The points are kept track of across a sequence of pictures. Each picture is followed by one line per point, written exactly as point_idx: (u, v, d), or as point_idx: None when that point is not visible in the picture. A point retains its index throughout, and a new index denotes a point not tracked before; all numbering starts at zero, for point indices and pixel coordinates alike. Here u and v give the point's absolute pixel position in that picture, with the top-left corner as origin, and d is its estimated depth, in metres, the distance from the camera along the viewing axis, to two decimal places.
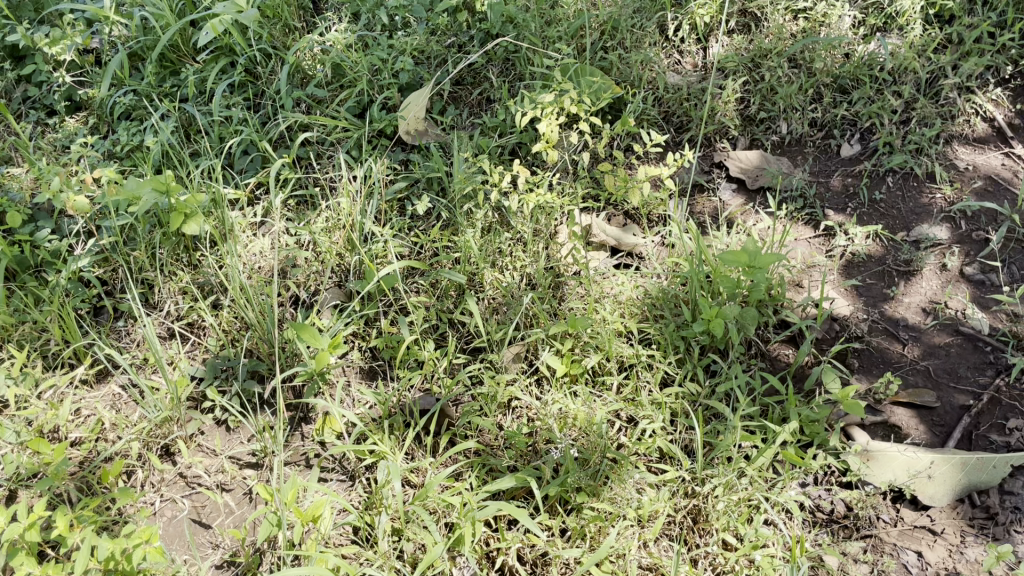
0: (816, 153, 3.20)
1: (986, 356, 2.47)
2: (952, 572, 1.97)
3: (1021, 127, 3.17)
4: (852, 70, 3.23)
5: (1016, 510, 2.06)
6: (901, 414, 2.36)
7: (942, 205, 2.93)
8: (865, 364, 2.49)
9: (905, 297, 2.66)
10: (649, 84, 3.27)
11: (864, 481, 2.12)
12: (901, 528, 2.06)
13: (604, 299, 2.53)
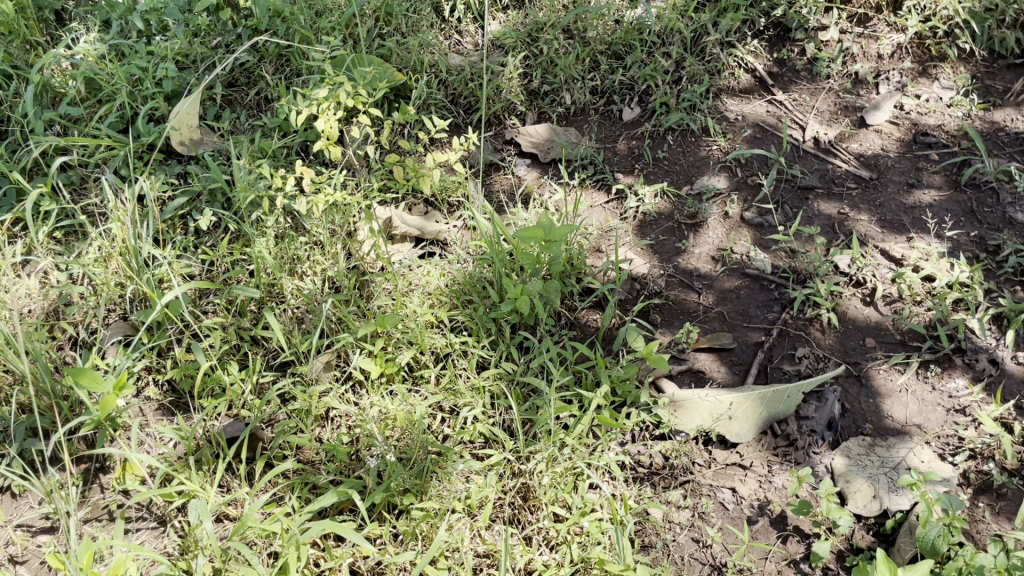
0: (600, 120, 3.31)
1: (772, 294, 2.65)
2: (763, 501, 2.10)
3: (779, 75, 3.40)
4: (623, 36, 3.37)
5: (812, 434, 2.23)
6: (703, 359, 2.49)
7: (718, 156, 3.11)
8: (667, 318, 2.60)
9: (695, 248, 2.81)
10: (432, 68, 3.24)
11: (675, 431, 2.21)
12: (715, 469, 2.17)
13: (412, 292, 2.46)
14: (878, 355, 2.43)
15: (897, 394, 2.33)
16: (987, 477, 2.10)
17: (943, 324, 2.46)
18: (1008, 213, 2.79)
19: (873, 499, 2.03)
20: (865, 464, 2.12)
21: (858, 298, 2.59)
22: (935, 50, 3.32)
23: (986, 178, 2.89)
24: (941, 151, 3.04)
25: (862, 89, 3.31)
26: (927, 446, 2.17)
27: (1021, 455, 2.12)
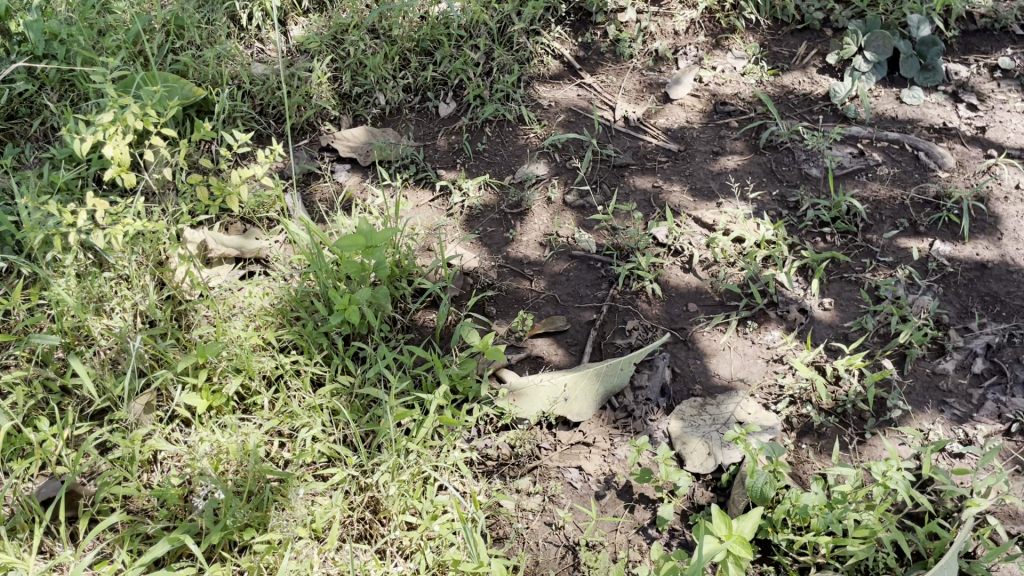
0: (416, 118, 3.27)
1: (598, 272, 2.72)
2: (609, 475, 2.15)
3: (586, 58, 3.50)
4: (430, 32, 3.36)
5: (648, 402, 2.31)
6: (541, 344, 2.52)
7: (536, 143, 3.16)
8: (502, 308, 2.62)
9: (522, 236, 2.85)
10: (234, 80, 3.11)
11: (518, 419, 2.23)
12: (560, 451, 2.21)
13: (234, 317, 2.35)
14: (701, 318, 2.55)
15: (721, 352, 2.45)
16: (806, 420, 2.25)
17: (755, 281, 2.62)
18: (804, 170, 2.99)
19: (708, 456, 2.13)
20: (698, 424, 2.22)
21: (677, 266, 2.71)
22: (724, 22, 3.51)
23: (781, 139, 3.08)
24: (739, 118, 3.22)
25: (663, 65, 3.46)
26: (752, 398, 2.30)
27: (833, 394, 2.29)
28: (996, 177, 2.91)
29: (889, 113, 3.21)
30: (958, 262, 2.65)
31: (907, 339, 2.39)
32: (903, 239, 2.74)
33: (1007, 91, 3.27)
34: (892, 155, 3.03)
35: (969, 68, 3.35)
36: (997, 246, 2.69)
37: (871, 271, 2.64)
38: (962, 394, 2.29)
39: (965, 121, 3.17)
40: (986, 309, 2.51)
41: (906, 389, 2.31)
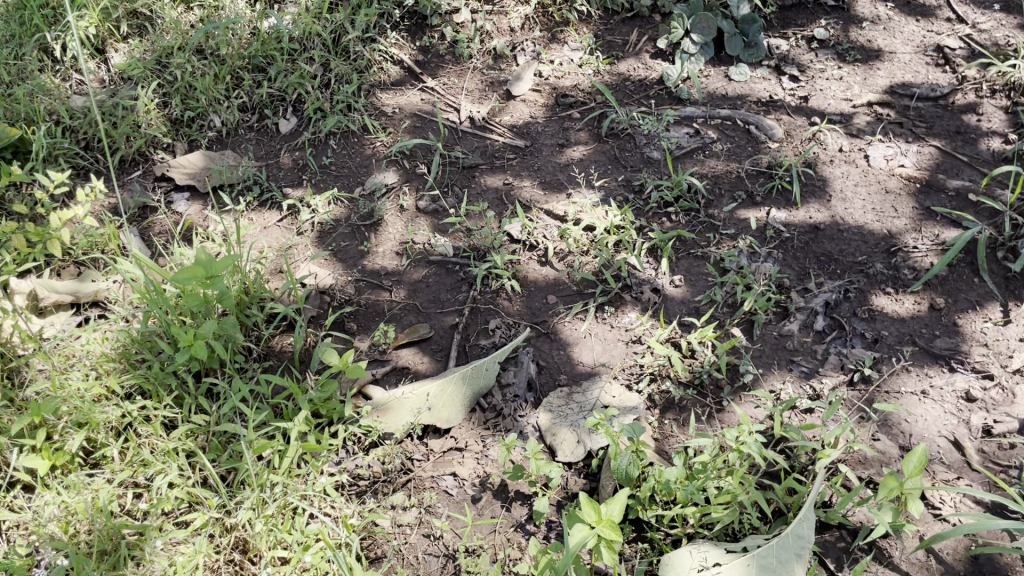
0: (256, 137, 3.19)
1: (457, 275, 2.71)
2: (483, 477, 2.15)
3: (425, 62, 3.51)
4: (262, 48, 3.28)
5: (516, 398, 2.32)
6: (406, 354, 2.47)
7: (383, 151, 3.12)
8: (363, 323, 2.56)
9: (378, 247, 2.80)
10: (52, 117, 2.96)
11: (386, 434, 2.20)
12: (434, 460, 2.19)
13: (72, 367, 2.21)
14: (561, 308, 2.59)
15: (584, 340, 2.49)
16: (667, 396, 2.32)
17: (608, 267, 2.69)
18: (645, 154, 3.09)
19: (578, 444, 2.15)
20: (566, 413, 2.25)
21: (534, 260, 2.75)
22: (557, 16, 3.59)
23: (622, 126, 3.18)
24: (580, 108, 3.31)
25: (503, 63, 3.51)
26: (615, 381, 2.35)
27: (690, 368, 2.37)
28: (821, 142, 3.09)
29: (720, 91, 3.36)
30: (794, 227, 2.79)
31: (752, 307, 2.51)
32: (742, 210, 2.87)
33: (824, 60, 3.47)
34: (726, 131, 3.17)
35: (788, 41, 3.55)
36: (827, 208, 2.85)
37: (715, 245, 2.76)
38: (808, 351, 2.42)
39: (789, 92, 3.34)
40: (822, 268, 2.65)
41: (756, 354, 2.42)
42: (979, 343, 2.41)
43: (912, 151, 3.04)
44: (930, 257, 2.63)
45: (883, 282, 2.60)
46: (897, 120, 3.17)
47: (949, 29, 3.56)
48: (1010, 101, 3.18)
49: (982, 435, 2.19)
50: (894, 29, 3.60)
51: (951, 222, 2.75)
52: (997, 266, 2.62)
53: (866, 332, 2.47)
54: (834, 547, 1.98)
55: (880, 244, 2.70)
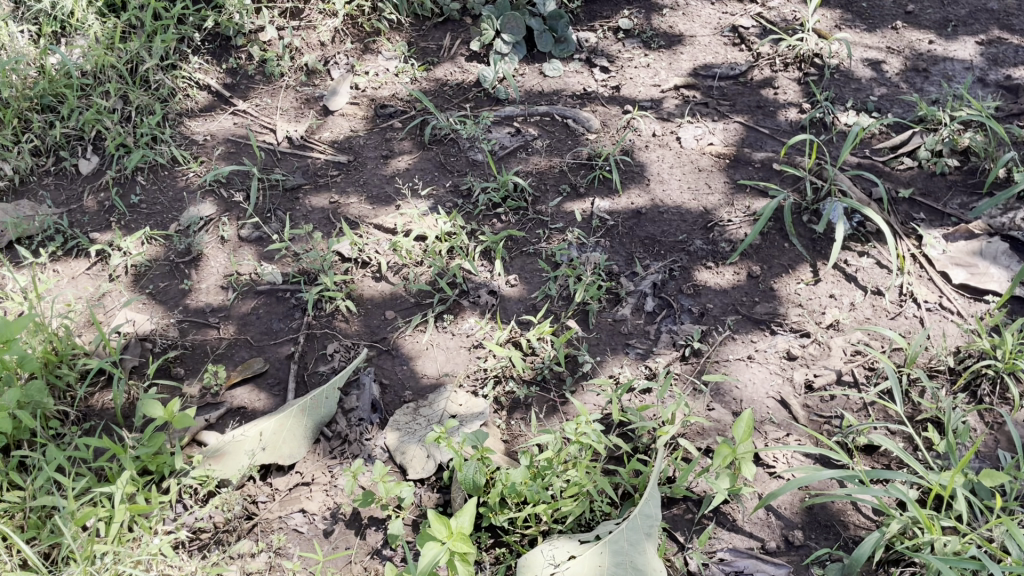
0: (55, 182, 2.99)
1: (289, 302, 2.62)
2: (334, 508, 2.08)
3: (234, 84, 3.39)
4: (50, 87, 3.09)
5: (361, 422, 2.27)
6: (241, 393, 2.36)
7: (196, 182, 2.98)
8: (191, 365, 2.43)
9: (201, 283, 2.67)
10: None
11: (222, 481, 2.09)
12: (280, 500, 2.10)
13: None
14: (400, 323, 2.55)
15: (426, 352, 2.46)
16: (512, 396, 2.33)
17: (443, 275, 2.66)
18: (469, 157, 3.10)
19: (427, 459, 2.11)
20: (414, 429, 2.21)
21: (368, 277, 2.70)
22: (367, 26, 3.56)
23: (443, 132, 3.17)
24: (401, 118, 3.28)
25: (316, 78, 3.43)
26: (460, 389, 2.34)
27: (531, 365, 2.39)
28: (636, 129, 3.20)
29: (536, 88, 3.42)
30: (617, 214, 2.88)
31: (584, 297, 2.57)
32: (568, 203, 2.93)
33: (631, 49, 3.60)
34: (545, 127, 3.23)
35: (596, 34, 3.66)
36: (647, 192, 2.96)
37: (545, 241, 2.80)
38: (641, 333, 2.51)
39: (601, 83, 3.44)
40: (648, 251, 2.75)
41: (593, 343, 2.48)
42: (794, 304, 2.57)
43: (719, 128, 3.20)
44: (744, 229, 2.79)
45: (704, 257, 2.73)
46: (703, 101, 3.32)
47: (742, 9, 3.76)
48: (802, 72, 3.39)
49: (805, 390, 2.34)
50: (692, 13, 3.78)
51: (760, 192, 2.92)
52: (804, 230, 2.80)
53: (692, 307, 2.58)
54: (683, 520, 2.05)
55: (698, 222, 2.84)
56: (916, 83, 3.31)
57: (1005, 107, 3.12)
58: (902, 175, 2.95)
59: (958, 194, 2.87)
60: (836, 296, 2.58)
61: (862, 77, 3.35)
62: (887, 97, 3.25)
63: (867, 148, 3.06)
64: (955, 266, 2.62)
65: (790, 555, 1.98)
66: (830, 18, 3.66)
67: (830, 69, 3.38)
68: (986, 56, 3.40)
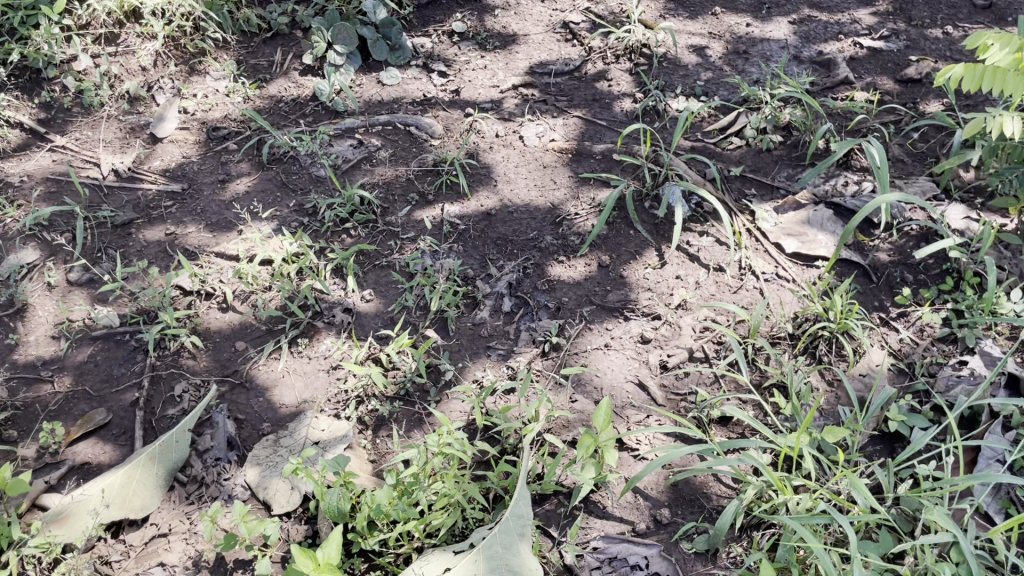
0: None
1: (129, 345, 2.47)
2: (195, 556, 1.97)
3: (50, 119, 3.18)
4: None
5: (218, 462, 2.17)
6: (84, 448, 2.21)
7: (15, 227, 2.76)
8: (24, 426, 2.25)
9: (29, 336, 2.48)
10: None
11: (67, 546, 1.94)
12: (135, 556, 1.98)
13: None
14: (252, 352, 2.45)
15: (282, 380, 2.38)
16: (377, 414, 2.27)
17: (294, 298, 2.57)
18: (312, 173, 3.02)
19: (292, 491, 2.04)
20: (275, 462, 2.13)
21: (214, 308, 2.58)
22: (191, 47, 3.41)
23: (282, 150, 3.08)
24: (236, 139, 3.16)
25: (141, 105, 3.26)
26: (321, 413, 2.27)
27: (394, 380, 2.34)
28: (478, 131, 3.21)
29: (375, 97, 3.37)
30: (468, 217, 2.88)
31: (441, 305, 2.55)
32: (417, 211, 2.90)
33: (467, 52, 3.61)
34: (388, 136, 3.19)
35: (430, 39, 3.65)
36: (495, 193, 2.97)
37: (398, 251, 2.76)
38: (501, 334, 2.52)
39: (441, 88, 3.43)
40: (500, 251, 2.76)
41: (454, 349, 2.46)
42: (644, 288, 2.66)
43: (559, 124, 3.25)
44: (591, 220, 2.85)
45: (556, 252, 2.77)
46: (541, 98, 3.37)
47: (571, 5, 3.84)
48: (633, 63, 3.50)
49: (661, 370, 2.43)
50: (523, 12, 3.83)
51: (603, 183, 2.99)
52: (647, 216, 2.90)
53: (549, 303, 2.62)
54: (555, 515, 2.08)
55: (546, 218, 2.88)
56: (738, 65, 3.47)
57: (819, 81, 3.31)
58: (733, 154, 3.09)
59: (785, 167, 3.04)
60: (682, 277, 2.69)
61: (689, 64, 3.49)
62: (714, 81, 3.39)
63: (699, 131, 3.19)
64: (787, 236, 2.77)
65: (660, 534, 2.05)
66: (654, 8, 3.79)
67: (658, 58, 3.50)
68: (799, 34, 3.60)
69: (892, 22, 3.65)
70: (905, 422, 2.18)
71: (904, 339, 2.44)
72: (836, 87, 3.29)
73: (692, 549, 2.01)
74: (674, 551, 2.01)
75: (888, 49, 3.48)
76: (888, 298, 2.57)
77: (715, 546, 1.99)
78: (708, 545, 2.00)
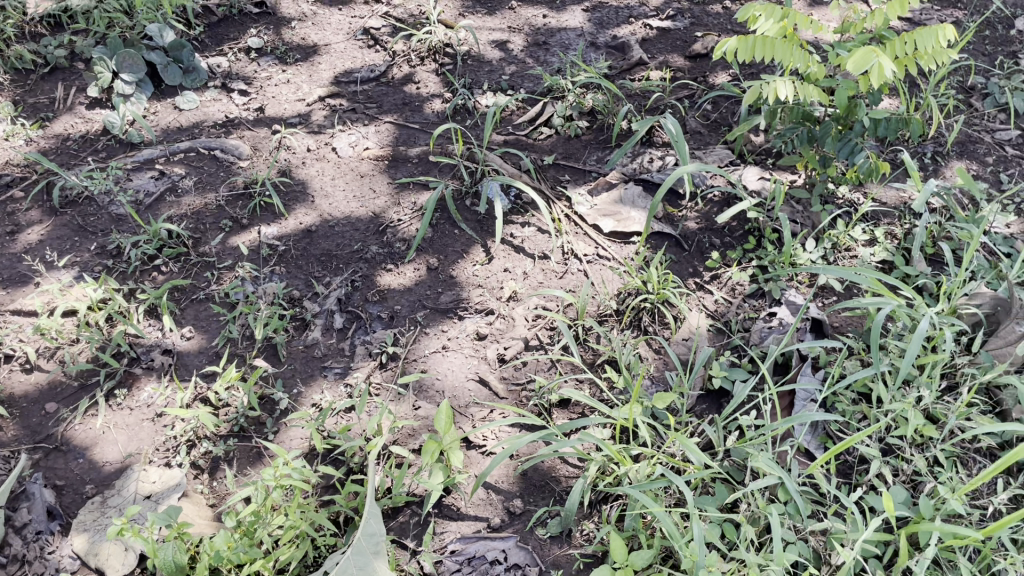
0: None
1: None
2: None
3: None
4: None
5: (40, 535, 1.99)
6: None
7: None
8: None
9: None
10: None
11: None
12: None
13: None
14: (65, 412, 2.27)
15: (103, 436, 2.22)
16: (212, 456, 2.17)
17: (106, 348, 2.42)
18: (112, 212, 2.84)
19: (126, 552, 1.92)
20: (103, 524, 1.99)
21: (16, 371, 2.38)
22: None
23: (76, 192, 2.88)
24: (21, 185, 2.92)
25: None
26: (150, 465, 2.14)
27: (225, 418, 2.24)
28: (288, 147, 3.12)
29: (173, 124, 3.21)
30: (287, 237, 2.80)
31: (267, 332, 2.47)
32: (232, 238, 2.79)
33: (267, 67, 3.50)
34: (192, 163, 3.04)
35: (227, 57, 3.51)
36: (313, 209, 2.90)
37: (216, 282, 2.64)
38: (336, 352, 2.47)
39: (243, 107, 3.31)
40: (325, 268, 2.70)
41: (287, 375, 2.39)
42: (474, 285, 2.68)
43: (371, 132, 3.21)
44: (415, 224, 2.83)
45: (382, 261, 2.74)
46: (350, 107, 3.32)
47: (369, 11, 3.81)
48: (438, 63, 3.51)
49: (500, 364, 2.46)
50: (321, 22, 3.76)
51: (422, 186, 2.98)
52: (469, 213, 2.92)
53: (381, 313, 2.58)
54: (409, 525, 2.06)
55: (368, 227, 2.84)
56: (540, 56, 3.55)
57: (616, 65, 3.45)
58: (544, 144, 3.18)
59: (595, 150, 3.15)
60: (510, 269, 2.73)
61: (493, 59, 3.54)
62: (518, 73, 3.46)
63: (510, 125, 3.25)
64: (603, 217, 2.88)
65: (514, 525, 2.08)
66: (452, 7, 3.82)
67: (462, 56, 3.53)
68: (594, 21, 3.73)
69: (677, 2, 3.85)
70: (728, 377, 2.32)
71: (718, 300, 2.59)
72: (633, 69, 3.43)
73: (547, 533, 2.05)
74: (530, 539, 2.04)
75: (676, 28, 3.67)
76: (701, 263, 2.72)
77: (567, 527, 2.04)
78: (561, 527, 2.05)
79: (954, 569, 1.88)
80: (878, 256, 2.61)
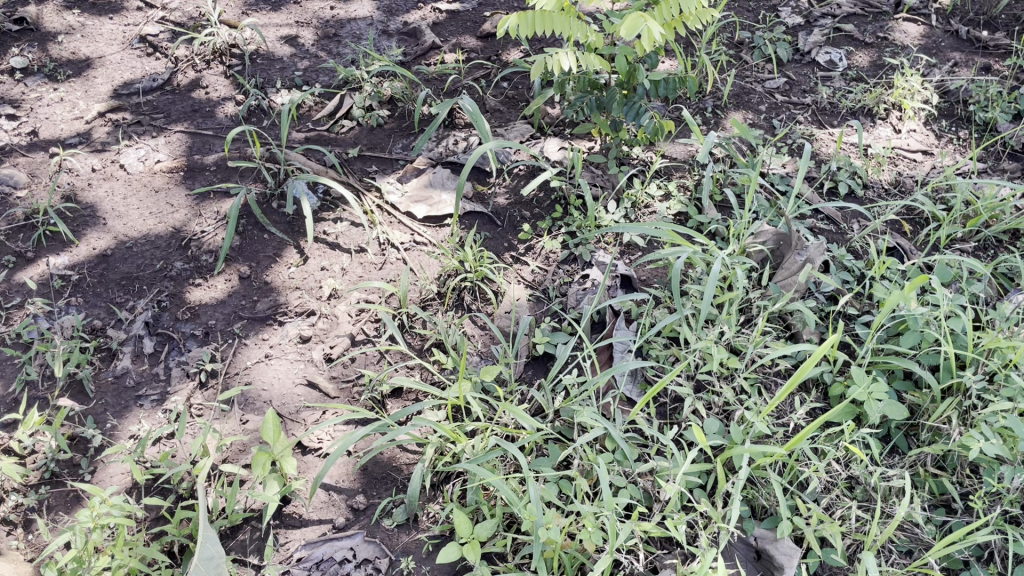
0: None
1: None
2: None
3: None
4: None
5: None
6: None
7: None
8: None
9: None
10: None
11: None
12: None
13: None
14: None
15: None
16: (23, 508, 2.02)
17: None
18: None
19: None
20: None
21: None
22: None
23: None
24: None
25: None
26: None
27: (33, 466, 2.10)
28: (70, 170, 2.92)
29: None
30: (80, 266, 2.62)
31: (70, 368, 2.32)
32: (17, 274, 2.59)
33: (35, 87, 3.25)
34: None
35: None
36: (107, 231, 2.73)
37: (4, 324, 2.45)
38: (150, 378, 2.35)
39: (14, 132, 3.06)
40: (127, 292, 2.56)
41: (99, 410, 2.26)
42: (291, 288, 2.62)
43: (161, 143, 3.06)
44: (220, 234, 2.73)
45: (190, 277, 2.63)
46: (135, 120, 3.14)
47: (144, 18, 3.61)
48: (225, 65, 3.37)
49: (327, 364, 2.43)
50: (92, 34, 3.52)
51: (223, 194, 2.87)
52: (277, 216, 2.84)
53: (195, 330, 2.48)
54: (251, 542, 2.01)
55: (170, 243, 2.71)
56: (331, 49, 3.50)
57: (410, 51, 3.46)
58: (347, 137, 3.14)
59: (398, 138, 3.15)
60: (327, 267, 2.69)
61: (283, 56, 3.45)
62: (311, 68, 3.39)
63: (309, 121, 3.19)
64: (415, 203, 2.89)
65: (360, 521, 2.07)
66: (234, 6, 3.69)
67: (250, 56, 3.42)
68: (382, 9, 3.71)
69: None
70: (550, 341, 2.41)
71: (534, 269, 2.68)
72: (426, 54, 3.45)
73: (394, 523, 2.05)
74: (377, 531, 2.04)
75: (464, 10, 3.72)
76: (514, 237, 2.79)
77: (413, 513, 2.05)
78: (406, 515, 2.06)
79: (767, 484, 2.06)
80: (673, 209, 2.79)
